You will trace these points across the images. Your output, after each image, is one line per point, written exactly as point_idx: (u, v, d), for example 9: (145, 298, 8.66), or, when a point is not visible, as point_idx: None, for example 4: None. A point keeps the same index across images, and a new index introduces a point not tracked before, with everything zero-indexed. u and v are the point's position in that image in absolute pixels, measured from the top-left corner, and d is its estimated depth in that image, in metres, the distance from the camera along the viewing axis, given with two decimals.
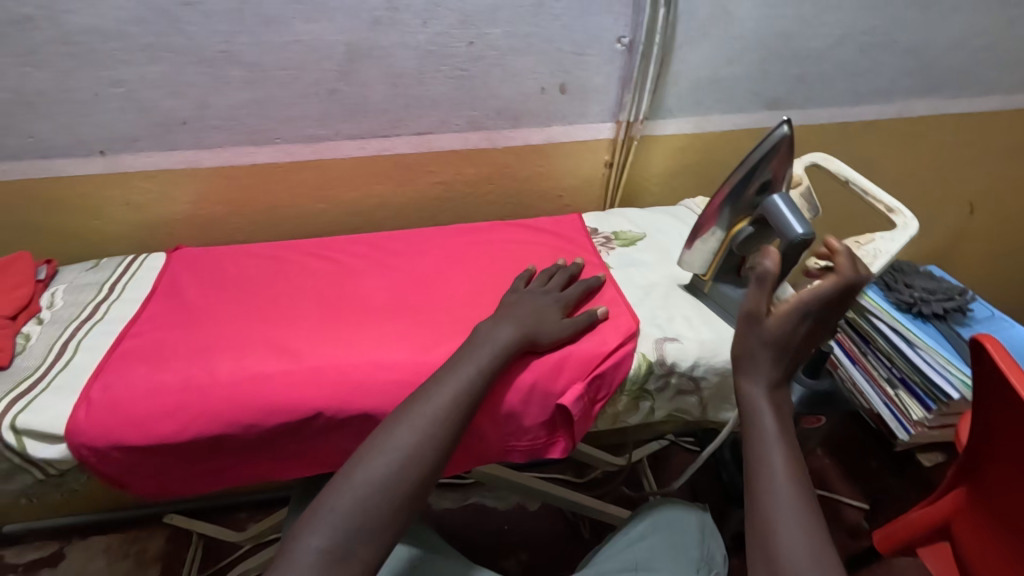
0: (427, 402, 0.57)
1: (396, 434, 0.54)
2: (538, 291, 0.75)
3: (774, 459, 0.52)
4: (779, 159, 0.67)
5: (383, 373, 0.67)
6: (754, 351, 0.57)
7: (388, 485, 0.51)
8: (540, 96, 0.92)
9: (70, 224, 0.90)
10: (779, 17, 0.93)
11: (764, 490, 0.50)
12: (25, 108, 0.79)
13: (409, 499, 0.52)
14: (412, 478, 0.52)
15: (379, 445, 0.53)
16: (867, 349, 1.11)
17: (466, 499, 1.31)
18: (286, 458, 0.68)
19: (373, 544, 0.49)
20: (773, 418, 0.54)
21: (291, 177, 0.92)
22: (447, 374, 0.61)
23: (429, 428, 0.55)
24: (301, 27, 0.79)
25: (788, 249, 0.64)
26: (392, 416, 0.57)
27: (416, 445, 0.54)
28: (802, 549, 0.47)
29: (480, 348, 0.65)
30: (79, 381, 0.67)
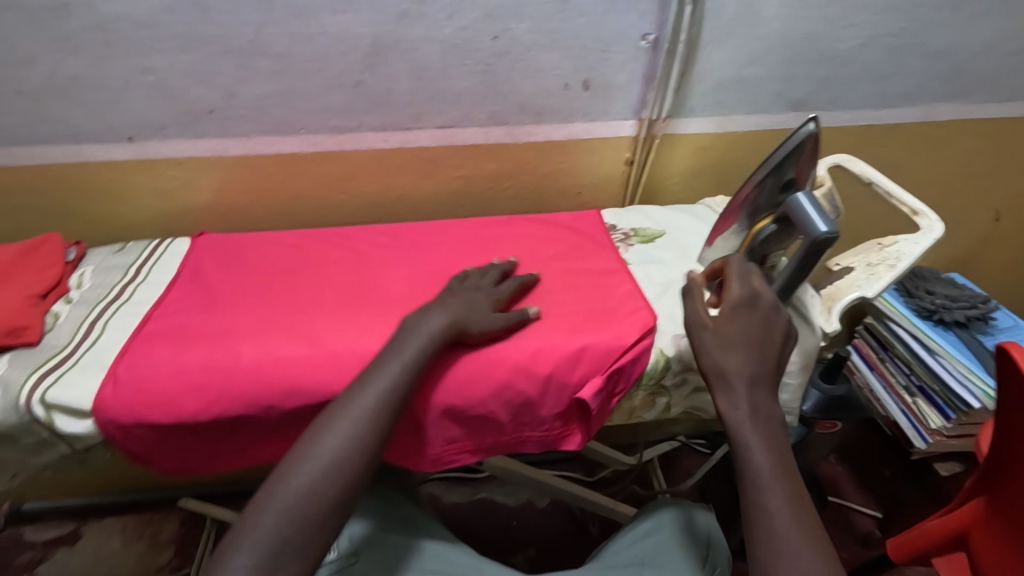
0: (351, 406, 0.58)
1: (318, 445, 0.55)
2: (470, 286, 0.74)
3: (767, 491, 0.54)
4: (804, 158, 0.67)
5: None
6: (717, 360, 0.61)
7: (310, 498, 0.52)
8: (563, 92, 0.93)
9: (98, 208, 0.92)
10: (806, 17, 0.92)
11: (755, 526, 0.53)
12: (59, 94, 0.81)
13: (336, 503, 0.53)
14: (337, 484, 0.54)
15: (303, 459, 0.54)
16: (885, 356, 1.11)
17: (475, 494, 1.33)
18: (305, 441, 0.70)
19: (302, 556, 0.51)
20: (762, 454, 0.56)
21: (314, 167, 0.94)
22: (371, 374, 0.61)
23: (350, 432, 0.56)
24: (328, 19, 0.80)
25: (812, 248, 0.64)
26: (315, 424, 0.57)
27: (340, 452, 0.55)
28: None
29: (412, 341, 0.64)
30: (106, 359, 0.69)
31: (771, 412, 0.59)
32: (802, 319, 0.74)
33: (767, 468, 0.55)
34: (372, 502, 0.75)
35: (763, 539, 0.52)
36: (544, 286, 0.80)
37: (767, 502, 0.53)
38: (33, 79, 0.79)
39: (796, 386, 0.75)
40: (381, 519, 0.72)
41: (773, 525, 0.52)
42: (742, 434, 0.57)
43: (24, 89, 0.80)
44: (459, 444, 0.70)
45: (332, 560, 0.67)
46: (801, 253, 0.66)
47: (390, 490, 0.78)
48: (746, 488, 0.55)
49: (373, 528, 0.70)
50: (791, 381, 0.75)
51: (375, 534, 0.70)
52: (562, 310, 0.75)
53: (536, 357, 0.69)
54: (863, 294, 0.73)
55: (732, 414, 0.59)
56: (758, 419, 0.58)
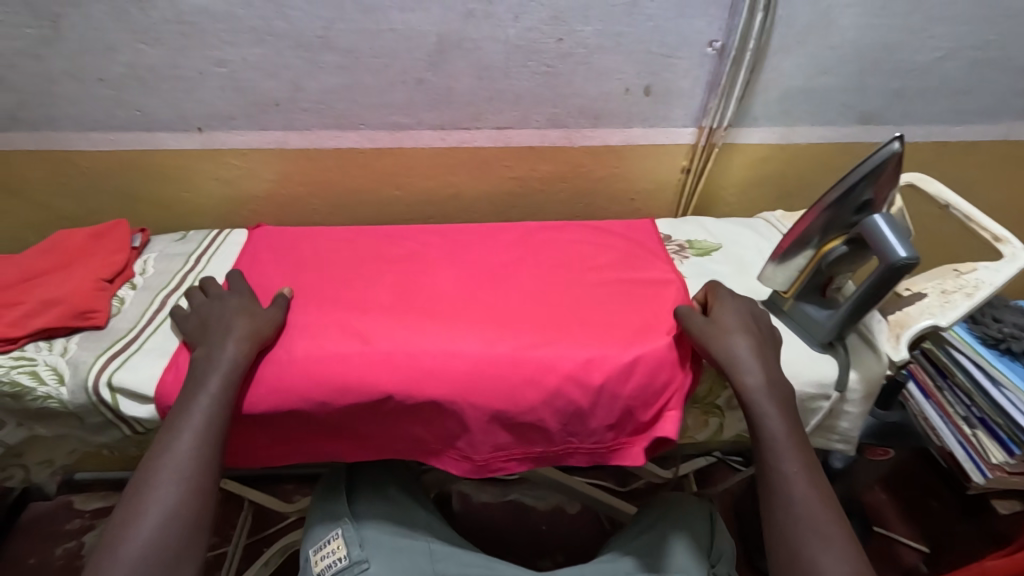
0: (160, 457, 0.59)
1: (144, 503, 0.57)
2: (216, 303, 0.71)
3: (783, 460, 0.61)
4: (884, 179, 0.65)
5: (454, 363, 0.67)
6: (733, 355, 0.66)
7: (146, 560, 0.55)
8: (623, 96, 0.91)
9: (164, 195, 0.95)
10: (884, 27, 0.88)
11: (780, 494, 0.60)
12: (137, 83, 0.84)
13: (179, 552, 0.56)
14: (173, 536, 0.56)
15: (131, 524, 0.56)
16: (943, 384, 1.00)
17: (506, 495, 1.32)
18: (357, 438, 0.71)
19: None
20: (777, 421, 0.63)
21: (371, 163, 0.95)
22: (169, 421, 0.61)
23: (181, 478, 0.58)
24: (397, 17, 0.80)
25: (887, 271, 0.63)
26: (135, 483, 0.58)
27: (171, 504, 0.57)
28: (814, 538, 0.57)
29: (207, 376, 0.63)
30: (168, 345, 0.71)
31: (779, 381, 0.65)
32: (866, 344, 0.72)
33: (780, 442, 0.62)
34: (379, 505, 0.77)
35: (783, 502, 0.59)
36: (592, 296, 0.78)
37: (785, 470, 0.60)
38: (113, 68, 0.82)
39: (855, 416, 0.72)
40: (390, 522, 0.75)
41: (793, 488, 0.60)
42: (758, 410, 0.63)
43: (105, 77, 0.83)
44: (506, 447, 0.70)
45: (344, 567, 0.70)
46: (877, 275, 0.64)
47: (398, 492, 0.81)
48: (765, 452, 0.62)
49: (381, 533, 0.74)
50: (851, 409, 0.71)
51: (383, 540, 0.73)
52: (615, 320, 0.74)
53: (588, 369, 0.68)
54: (936, 323, 0.69)
55: (750, 392, 0.64)
56: (770, 396, 0.63)
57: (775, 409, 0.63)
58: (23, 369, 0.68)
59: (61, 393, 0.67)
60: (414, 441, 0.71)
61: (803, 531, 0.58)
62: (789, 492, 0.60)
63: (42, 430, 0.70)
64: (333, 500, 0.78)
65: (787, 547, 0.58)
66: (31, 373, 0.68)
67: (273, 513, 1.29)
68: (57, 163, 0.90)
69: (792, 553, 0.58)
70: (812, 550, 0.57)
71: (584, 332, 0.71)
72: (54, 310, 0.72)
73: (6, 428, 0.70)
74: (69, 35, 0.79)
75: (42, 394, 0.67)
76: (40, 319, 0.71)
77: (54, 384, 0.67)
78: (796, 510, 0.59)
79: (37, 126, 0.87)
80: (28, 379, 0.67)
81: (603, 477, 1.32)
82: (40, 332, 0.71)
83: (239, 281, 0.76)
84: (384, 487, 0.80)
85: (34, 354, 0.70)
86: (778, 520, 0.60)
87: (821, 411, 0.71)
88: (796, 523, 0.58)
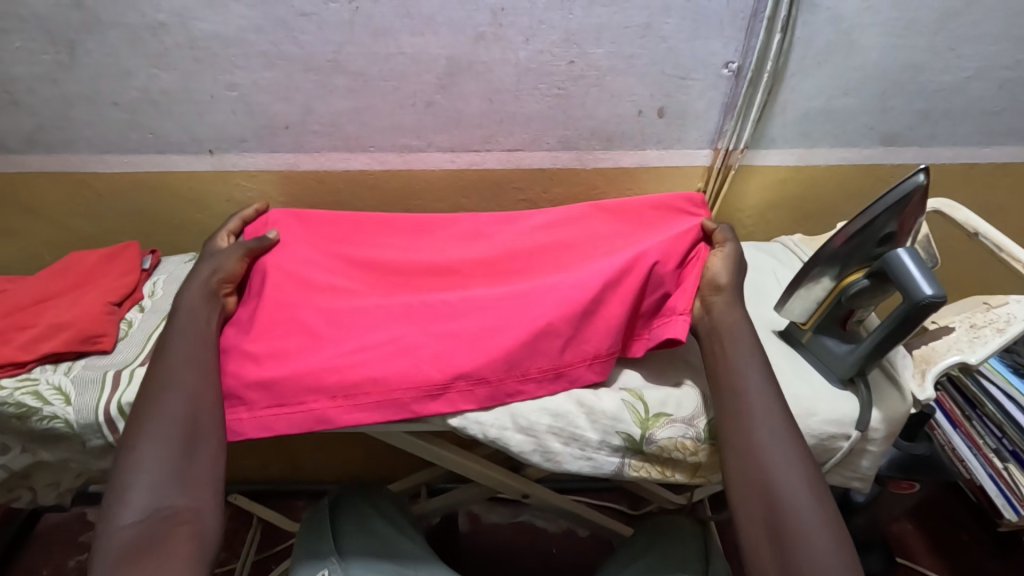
0: (168, 371, 0.63)
1: (158, 404, 0.61)
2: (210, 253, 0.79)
3: (749, 378, 0.63)
4: (909, 210, 0.62)
5: (466, 303, 0.72)
6: (733, 283, 0.72)
7: (165, 447, 0.58)
8: (637, 118, 0.89)
9: (177, 216, 0.96)
10: (909, 47, 0.85)
11: (745, 415, 0.61)
12: (150, 106, 0.84)
13: (188, 433, 0.59)
14: (181, 428, 0.59)
15: (146, 423, 0.59)
16: (972, 414, 0.96)
17: (516, 515, 1.29)
18: (347, 390, 0.66)
19: (188, 484, 0.57)
20: (747, 343, 0.66)
21: (381, 185, 0.94)
22: (167, 345, 0.66)
23: (179, 377, 0.63)
24: (406, 40, 0.80)
25: (911, 310, 0.59)
26: (146, 393, 0.62)
27: (180, 404, 0.61)
28: (774, 449, 0.59)
29: (182, 312, 0.69)
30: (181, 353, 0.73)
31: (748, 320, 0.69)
32: (889, 381, 0.69)
33: (755, 370, 0.64)
34: (362, 540, 0.78)
35: (752, 420, 0.61)
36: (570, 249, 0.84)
37: (750, 389, 0.63)
38: (128, 92, 0.83)
39: (877, 454, 0.68)
40: (374, 555, 0.76)
41: (759, 406, 0.61)
42: (738, 341, 0.66)
43: (120, 101, 0.84)
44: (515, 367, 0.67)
45: None
46: (900, 314, 0.61)
47: (381, 525, 0.82)
48: (734, 379, 0.64)
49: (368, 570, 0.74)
50: (873, 448, 0.68)
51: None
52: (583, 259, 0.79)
53: (574, 287, 0.70)
54: (963, 360, 0.66)
55: (732, 324, 0.68)
56: (747, 326, 0.67)
57: (753, 342, 0.66)
58: (26, 391, 0.68)
59: (67, 414, 0.67)
60: (418, 385, 0.66)
61: (769, 451, 0.59)
62: (755, 406, 0.61)
63: (44, 455, 0.70)
64: (317, 533, 0.78)
65: (755, 467, 0.59)
66: (33, 394, 0.68)
67: (280, 530, 1.29)
68: (74, 185, 0.91)
69: (761, 471, 0.58)
70: (781, 470, 0.58)
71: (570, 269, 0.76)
72: (62, 334, 0.73)
73: (11, 453, 0.70)
74: (85, 60, 0.80)
75: (47, 414, 0.67)
76: (48, 343, 0.72)
77: (59, 405, 0.67)
78: (769, 432, 0.60)
79: (54, 148, 0.88)
80: (32, 400, 0.67)
81: (615, 499, 1.30)
82: (48, 356, 0.71)
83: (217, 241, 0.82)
84: (369, 522, 0.82)
85: (38, 376, 0.70)
86: (744, 441, 0.60)
87: (842, 452, 0.67)
88: (765, 443, 0.59)
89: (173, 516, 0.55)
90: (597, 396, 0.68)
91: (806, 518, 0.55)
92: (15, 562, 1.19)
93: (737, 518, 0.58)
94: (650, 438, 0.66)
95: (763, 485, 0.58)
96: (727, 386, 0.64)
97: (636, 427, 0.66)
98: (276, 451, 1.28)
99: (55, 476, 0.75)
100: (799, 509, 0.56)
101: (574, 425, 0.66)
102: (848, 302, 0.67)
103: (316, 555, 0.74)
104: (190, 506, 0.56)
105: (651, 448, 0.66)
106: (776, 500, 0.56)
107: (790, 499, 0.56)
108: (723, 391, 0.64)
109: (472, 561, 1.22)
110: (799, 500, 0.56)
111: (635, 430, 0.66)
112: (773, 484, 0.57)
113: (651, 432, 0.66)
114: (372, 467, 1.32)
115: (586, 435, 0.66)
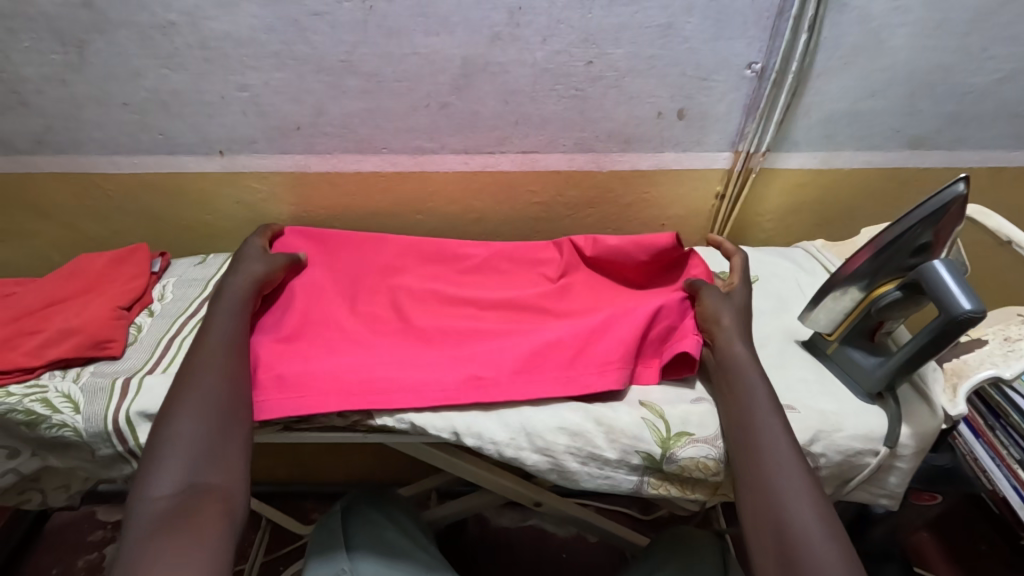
0: (205, 353, 0.64)
1: (197, 383, 0.61)
2: (250, 249, 0.80)
3: (759, 407, 0.62)
4: (946, 220, 0.59)
5: (480, 334, 0.76)
6: (730, 315, 0.72)
7: (202, 425, 0.58)
8: (656, 120, 0.87)
9: (186, 218, 0.94)
10: (940, 48, 0.82)
11: (757, 446, 0.60)
12: (160, 108, 0.83)
13: (223, 418, 0.59)
14: (218, 408, 0.59)
15: (184, 401, 0.59)
16: (995, 424, 0.90)
17: (525, 520, 1.28)
18: (358, 387, 0.66)
19: (222, 467, 0.56)
20: (754, 372, 0.65)
21: (393, 187, 0.92)
22: (206, 329, 0.67)
23: (217, 365, 0.63)
24: (421, 40, 0.78)
25: (947, 324, 0.57)
26: (183, 373, 0.62)
27: (218, 385, 0.61)
28: (791, 476, 0.57)
29: (220, 303, 0.70)
30: None
31: (756, 359, 0.67)
32: (919, 396, 0.67)
33: (763, 397, 0.63)
34: (374, 546, 0.76)
35: (762, 448, 0.60)
36: (578, 288, 0.85)
37: (760, 415, 0.62)
38: (137, 93, 0.82)
39: (905, 471, 0.66)
40: (388, 567, 0.74)
41: (770, 433, 0.60)
42: (744, 371, 0.65)
43: (129, 102, 0.82)
44: (528, 381, 0.67)
45: None
46: (935, 326, 0.58)
47: (395, 536, 0.80)
48: (745, 411, 0.63)
49: None
50: (902, 465, 0.65)
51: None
52: (589, 306, 0.81)
53: (584, 326, 0.71)
54: (997, 374, 0.64)
55: (735, 356, 0.67)
56: (751, 359, 0.67)
57: (759, 373, 0.66)
58: (35, 398, 0.67)
59: (76, 422, 0.65)
60: (436, 388, 0.66)
61: (780, 480, 0.57)
62: (766, 432, 0.60)
63: (55, 461, 0.69)
64: (330, 540, 0.76)
65: (766, 494, 0.57)
66: (43, 402, 0.66)
67: (289, 532, 1.28)
68: (83, 187, 0.90)
69: (772, 498, 0.56)
70: (791, 499, 0.56)
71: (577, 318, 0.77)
72: (70, 340, 0.71)
73: (21, 457, 0.70)
74: (94, 60, 0.78)
75: (57, 422, 0.65)
76: (57, 349, 0.70)
77: (68, 413, 0.66)
78: (778, 461, 0.58)
79: (63, 149, 0.87)
80: (42, 407, 0.66)
81: (626, 504, 1.28)
82: (56, 362, 0.70)
83: (255, 240, 0.82)
84: (382, 531, 0.79)
85: (47, 382, 0.69)
86: (753, 469, 0.59)
87: (870, 469, 0.65)
88: (775, 471, 0.58)
89: (206, 491, 0.54)
90: (616, 413, 0.65)
91: (822, 549, 0.53)
92: (24, 562, 1.19)
93: (749, 543, 0.56)
94: (671, 456, 0.63)
95: (778, 510, 0.56)
96: (737, 416, 0.63)
97: (657, 447, 0.63)
98: (285, 453, 1.27)
99: (65, 480, 0.74)
100: (810, 537, 0.53)
101: (592, 444, 0.64)
102: (876, 315, 0.65)
103: (330, 567, 0.72)
104: (222, 484, 0.55)
105: (671, 467, 0.63)
106: (787, 529, 0.54)
107: (803, 529, 0.54)
108: (731, 422, 0.63)
109: (480, 567, 1.21)
110: (811, 526, 0.54)
111: (656, 450, 0.63)
112: (783, 513, 0.55)
113: (673, 451, 0.63)
114: (382, 471, 1.31)
115: (605, 454, 0.64)
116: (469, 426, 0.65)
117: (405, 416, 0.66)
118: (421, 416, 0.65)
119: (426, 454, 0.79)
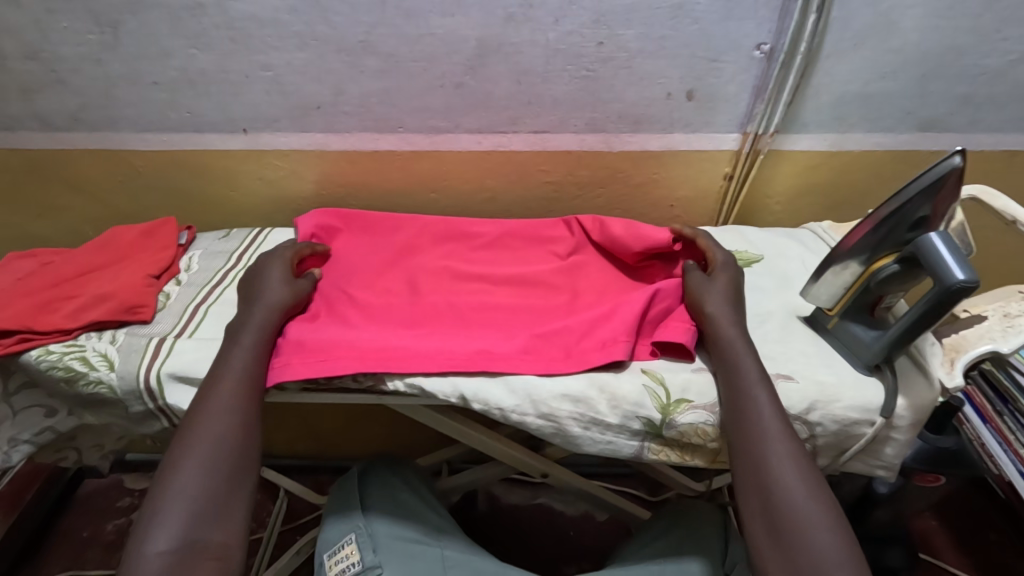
0: (213, 394, 0.63)
1: (202, 429, 0.61)
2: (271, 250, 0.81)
3: (754, 388, 0.63)
4: (943, 193, 0.61)
5: (490, 310, 0.79)
6: (724, 295, 0.73)
7: (209, 475, 0.58)
8: (665, 101, 0.89)
9: (211, 193, 0.99)
10: (951, 29, 0.83)
11: (752, 430, 0.61)
12: (188, 86, 0.87)
13: (227, 469, 0.60)
14: (225, 458, 0.60)
15: (192, 445, 0.60)
16: (1003, 409, 0.90)
17: (535, 498, 1.31)
18: (373, 354, 0.69)
19: (222, 520, 0.57)
20: (749, 360, 0.66)
21: (408, 165, 0.95)
22: (222, 362, 0.67)
23: (225, 409, 0.62)
24: (436, 21, 0.81)
25: (943, 296, 0.59)
26: (191, 413, 0.63)
27: (229, 429, 0.61)
28: (777, 438, 0.60)
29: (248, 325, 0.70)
30: (215, 323, 0.77)
31: (747, 338, 0.69)
32: (917, 369, 0.68)
33: (752, 365, 0.65)
34: (389, 506, 0.80)
35: (751, 424, 0.61)
36: (585, 269, 0.87)
37: (754, 395, 0.63)
38: (166, 72, 0.86)
39: (902, 443, 0.67)
40: (402, 525, 0.77)
41: (761, 409, 0.62)
42: (734, 349, 0.67)
43: (159, 81, 0.86)
44: (532, 355, 0.70)
45: (358, 571, 0.70)
46: (931, 298, 0.60)
47: (409, 498, 0.83)
48: (739, 397, 0.64)
49: (394, 537, 0.75)
50: (898, 437, 0.67)
51: (395, 544, 0.73)
52: (595, 288, 0.84)
53: (589, 312, 0.74)
54: (995, 349, 0.66)
55: (726, 337, 0.68)
56: (746, 342, 0.67)
57: (749, 349, 0.67)
58: (74, 356, 0.71)
59: (111, 379, 0.70)
60: (450, 358, 0.69)
61: (769, 452, 0.59)
62: (757, 408, 0.62)
63: (90, 418, 0.74)
64: (347, 502, 0.80)
65: (757, 467, 0.59)
66: (81, 360, 0.71)
67: (306, 503, 1.33)
68: (116, 163, 0.95)
69: (762, 470, 0.59)
70: (779, 466, 0.58)
71: (583, 305, 0.80)
72: (105, 304, 0.76)
73: (59, 415, 0.74)
74: (127, 40, 0.83)
75: (93, 379, 0.70)
76: (93, 312, 0.75)
77: (104, 370, 0.70)
78: (766, 432, 0.60)
79: (96, 126, 0.91)
80: (80, 365, 0.71)
81: (634, 484, 1.31)
82: (92, 324, 0.75)
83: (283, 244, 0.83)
84: (397, 494, 0.83)
85: (84, 343, 0.73)
86: (746, 443, 0.61)
87: (866, 438, 0.66)
88: (763, 442, 0.60)
89: (201, 549, 0.55)
90: (618, 381, 0.68)
91: (816, 530, 0.54)
92: (58, 524, 1.26)
93: (740, 508, 0.59)
94: (671, 423, 0.66)
95: (765, 485, 0.58)
96: (729, 391, 0.65)
97: (657, 413, 0.66)
98: (301, 426, 1.32)
99: (99, 438, 0.79)
100: (796, 504, 0.56)
101: (595, 410, 0.67)
102: (875, 290, 0.67)
103: (348, 524, 0.76)
104: (220, 542, 0.56)
105: (671, 433, 0.66)
106: (774, 499, 0.57)
107: (790, 498, 0.57)
108: (726, 397, 0.65)
109: (490, 540, 1.24)
110: (799, 493, 0.57)
111: (656, 415, 0.66)
112: (772, 477, 0.58)
113: (673, 417, 0.66)
114: (396, 446, 1.35)
115: (607, 419, 0.66)
116: (476, 393, 0.67)
117: (414, 382, 0.68)
118: (431, 382, 0.68)
119: (437, 422, 0.82)
